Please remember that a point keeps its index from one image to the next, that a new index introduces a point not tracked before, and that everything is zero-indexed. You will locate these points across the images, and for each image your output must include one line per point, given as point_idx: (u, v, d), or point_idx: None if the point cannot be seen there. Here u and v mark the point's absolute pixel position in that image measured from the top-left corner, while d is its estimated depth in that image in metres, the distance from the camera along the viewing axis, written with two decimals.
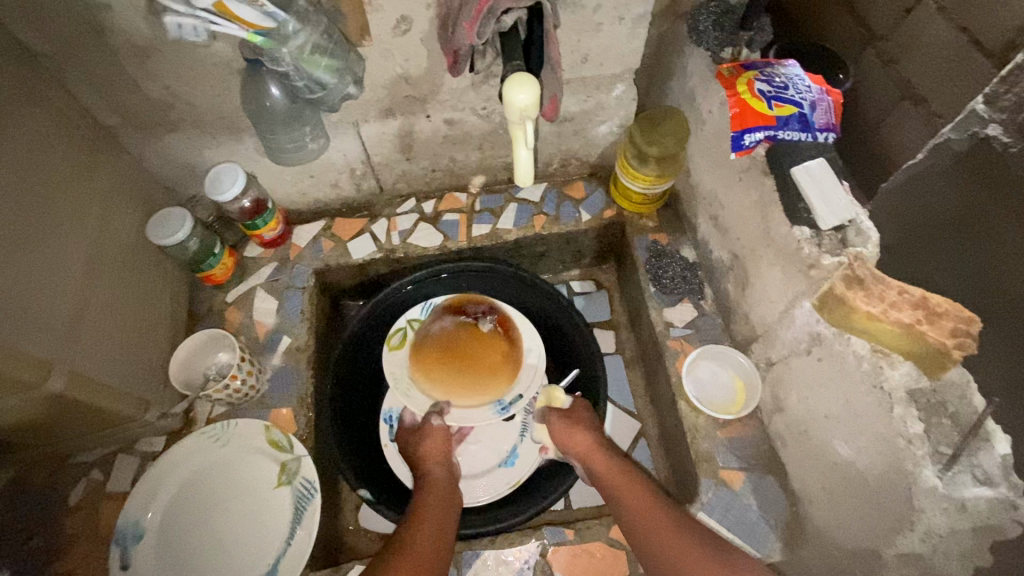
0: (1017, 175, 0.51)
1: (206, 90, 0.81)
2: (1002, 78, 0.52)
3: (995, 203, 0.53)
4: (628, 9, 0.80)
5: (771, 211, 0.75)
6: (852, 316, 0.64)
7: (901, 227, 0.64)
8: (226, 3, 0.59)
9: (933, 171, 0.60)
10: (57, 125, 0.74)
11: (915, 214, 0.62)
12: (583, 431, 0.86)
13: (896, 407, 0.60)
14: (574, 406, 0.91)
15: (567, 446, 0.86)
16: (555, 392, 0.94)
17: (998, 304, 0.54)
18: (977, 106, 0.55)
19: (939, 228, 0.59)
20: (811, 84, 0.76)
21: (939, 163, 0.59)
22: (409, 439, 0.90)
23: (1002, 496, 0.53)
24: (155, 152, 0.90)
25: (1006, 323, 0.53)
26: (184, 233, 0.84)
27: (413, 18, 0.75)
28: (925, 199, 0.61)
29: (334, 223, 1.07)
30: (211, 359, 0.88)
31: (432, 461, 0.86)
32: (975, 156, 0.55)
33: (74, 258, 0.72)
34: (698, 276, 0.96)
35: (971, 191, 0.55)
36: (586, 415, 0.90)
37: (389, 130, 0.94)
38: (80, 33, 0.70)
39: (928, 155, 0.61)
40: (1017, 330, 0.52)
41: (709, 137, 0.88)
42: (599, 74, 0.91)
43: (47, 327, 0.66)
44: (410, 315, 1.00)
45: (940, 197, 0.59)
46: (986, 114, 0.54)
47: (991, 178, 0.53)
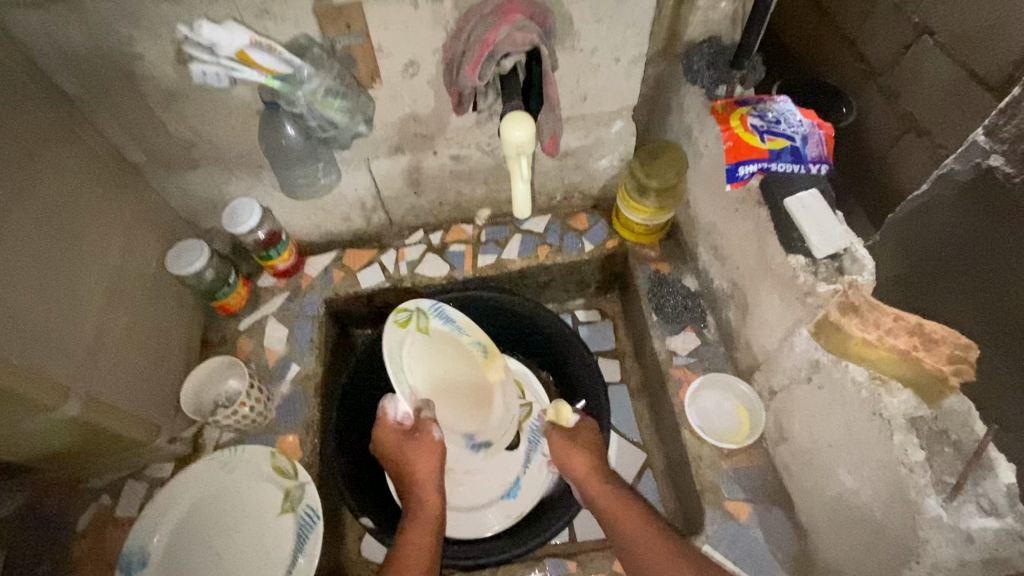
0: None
1: (226, 130, 0.86)
2: (1001, 109, 0.53)
3: (1004, 233, 0.53)
4: (624, 51, 0.85)
5: (767, 241, 0.77)
6: (847, 344, 0.64)
7: (904, 257, 0.64)
8: (249, 52, 0.65)
9: (939, 203, 0.60)
10: (88, 163, 0.79)
11: (922, 245, 0.62)
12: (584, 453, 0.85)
13: (896, 435, 0.60)
14: (578, 425, 0.90)
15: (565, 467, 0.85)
16: (563, 408, 0.93)
17: (1002, 336, 0.54)
18: (980, 137, 0.55)
19: (948, 258, 0.59)
20: (802, 118, 0.80)
21: (943, 194, 0.59)
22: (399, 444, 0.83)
23: (1009, 527, 0.52)
24: (177, 188, 0.95)
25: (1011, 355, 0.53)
26: (201, 263, 0.88)
27: (421, 62, 0.80)
28: (931, 229, 0.61)
29: (345, 254, 1.10)
30: (222, 386, 0.91)
31: (427, 477, 0.82)
32: (979, 187, 0.55)
33: (95, 287, 0.76)
34: (700, 306, 0.97)
35: (981, 219, 0.55)
36: (589, 436, 0.88)
37: (398, 165, 0.98)
38: (114, 80, 0.76)
39: (933, 186, 0.61)
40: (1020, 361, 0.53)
41: (706, 170, 0.90)
42: (599, 112, 0.95)
43: (66, 353, 0.69)
44: (423, 303, 0.94)
45: (946, 226, 0.59)
46: (987, 145, 0.54)
47: (999, 208, 0.53)
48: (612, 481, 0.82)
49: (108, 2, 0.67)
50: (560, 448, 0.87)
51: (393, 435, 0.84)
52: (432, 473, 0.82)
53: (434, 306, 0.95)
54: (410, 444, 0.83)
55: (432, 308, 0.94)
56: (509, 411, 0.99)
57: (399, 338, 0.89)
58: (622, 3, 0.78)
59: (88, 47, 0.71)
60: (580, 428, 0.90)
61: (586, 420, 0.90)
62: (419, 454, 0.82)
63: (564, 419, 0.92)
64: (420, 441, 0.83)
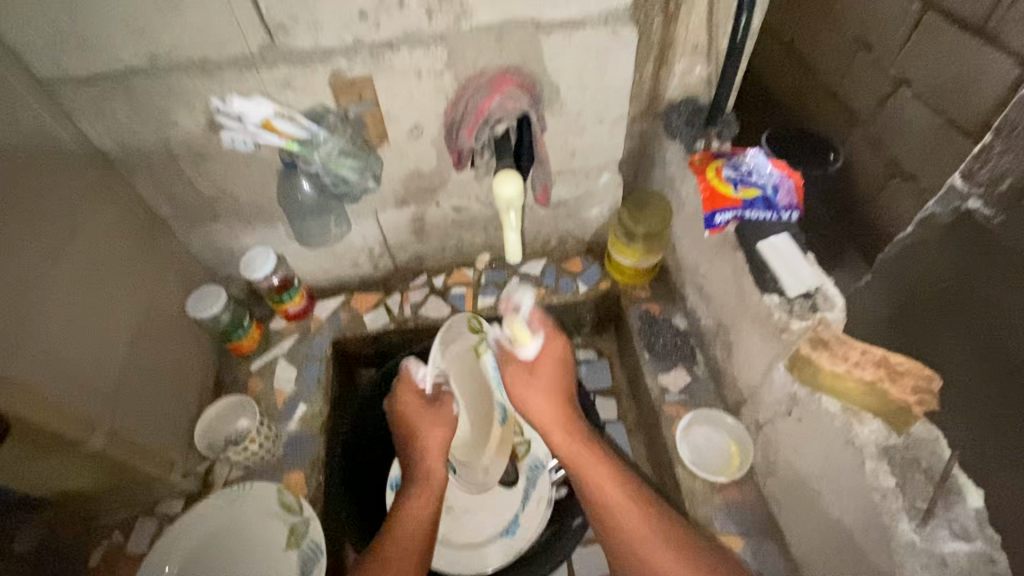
0: (1006, 246, 0.53)
1: (248, 187, 0.94)
2: (975, 155, 0.58)
3: (987, 271, 0.56)
4: (607, 113, 0.94)
5: (745, 281, 0.82)
6: (818, 375, 0.70)
7: (895, 298, 0.66)
8: (273, 121, 0.75)
9: (927, 242, 0.63)
10: (123, 217, 0.87)
11: (914, 282, 0.65)
12: (539, 395, 0.82)
13: (867, 462, 0.64)
14: (539, 356, 0.83)
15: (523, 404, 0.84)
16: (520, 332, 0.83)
17: (1003, 372, 0.54)
18: (957, 182, 0.60)
19: (937, 296, 0.61)
20: (772, 169, 0.87)
21: (930, 235, 0.63)
22: (411, 414, 0.85)
23: (979, 550, 0.55)
24: (200, 238, 1.02)
25: (1013, 391, 0.53)
26: (218, 307, 0.95)
27: (424, 125, 0.89)
28: (923, 267, 0.63)
29: (352, 297, 1.17)
30: (232, 425, 0.96)
31: (427, 444, 0.83)
32: (964, 227, 0.59)
33: (122, 331, 0.82)
34: (690, 344, 1.02)
35: (966, 258, 0.58)
36: (549, 370, 0.83)
37: (404, 216, 1.06)
38: (151, 145, 0.85)
39: (917, 228, 0.65)
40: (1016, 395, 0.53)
41: (688, 216, 0.97)
42: (587, 165, 1.04)
43: (93, 392, 0.75)
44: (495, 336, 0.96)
45: (936, 264, 0.62)
46: (964, 188, 0.59)
47: (982, 247, 0.56)
48: (579, 428, 0.81)
49: (152, 81, 0.76)
50: (520, 383, 0.83)
51: (411, 404, 0.86)
52: (436, 445, 0.83)
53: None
54: (427, 414, 0.85)
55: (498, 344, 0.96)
56: (489, 472, 0.99)
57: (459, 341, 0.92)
58: (603, 72, 0.87)
59: (130, 117, 0.81)
60: (541, 358, 0.83)
61: (548, 350, 0.84)
62: (429, 427, 0.84)
63: (522, 343, 0.83)
64: (433, 415, 0.85)
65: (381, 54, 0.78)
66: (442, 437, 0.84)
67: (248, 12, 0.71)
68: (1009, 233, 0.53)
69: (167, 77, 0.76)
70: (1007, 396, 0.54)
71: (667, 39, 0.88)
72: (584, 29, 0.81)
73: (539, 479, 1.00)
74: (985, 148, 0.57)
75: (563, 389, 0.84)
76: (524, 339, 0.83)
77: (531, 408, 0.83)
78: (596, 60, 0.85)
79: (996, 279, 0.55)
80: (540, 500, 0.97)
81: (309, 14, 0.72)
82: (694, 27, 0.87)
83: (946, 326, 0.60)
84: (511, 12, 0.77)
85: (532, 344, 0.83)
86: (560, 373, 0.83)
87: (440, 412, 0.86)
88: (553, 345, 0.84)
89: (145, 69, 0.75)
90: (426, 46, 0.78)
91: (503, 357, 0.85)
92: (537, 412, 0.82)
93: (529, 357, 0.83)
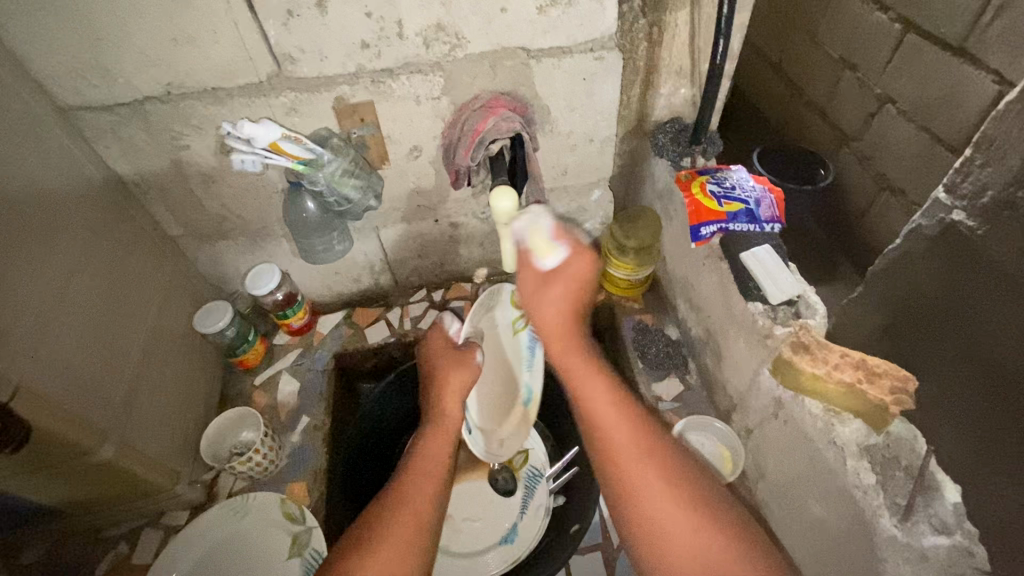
0: (990, 261, 0.52)
1: (254, 206, 0.99)
2: (956, 168, 0.54)
3: (974, 282, 0.54)
4: (596, 133, 0.99)
5: (730, 291, 0.86)
6: (801, 379, 0.72)
7: (888, 307, 0.66)
8: (280, 143, 0.78)
9: (917, 254, 0.61)
10: (135, 235, 0.91)
11: (908, 291, 0.63)
12: (553, 304, 0.76)
13: (848, 461, 0.66)
14: (561, 267, 0.74)
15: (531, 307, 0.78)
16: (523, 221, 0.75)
17: (991, 385, 0.55)
18: (941, 194, 0.57)
19: (941, 308, 0.59)
20: (754, 184, 0.92)
21: (916, 246, 0.60)
22: (440, 361, 0.89)
23: (958, 543, 0.58)
24: (208, 256, 1.07)
25: (1008, 405, 0.54)
26: (223, 322, 0.99)
27: (423, 146, 0.94)
28: (910, 278, 0.62)
29: (354, 312, 1.21)
30: (236, 437, 0.99)
31: (450, 384, 0.84)
32: (948, 240, 0.56)
33: (133, 345, 0.86)
34: (682, 353, 1.05)
35: (953, 269, 0.56)
36: (564, 288, 0.74)
37: (404, 233, 1.10)
38: (164, 167, 0.90)
39: (906, 238, 0.61)
40: (1008, 413, 0.54)
41: (676, 230, 1.01)
42: (579, 183, 1.09)
43: (106, 404, 0.77)
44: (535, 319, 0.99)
45: (923, 277, 0.60)
46: (949, 201, 0.56)
47: (966, 259, 0.54)
48: (585, 345, 0.77)
49: (166, 107, 0.81)
50: (533, 291, 0.76)
51: (440, 348, 0.91)
52: (460, 390, 0.84)
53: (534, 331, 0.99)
54: (455, 356, 0.88)
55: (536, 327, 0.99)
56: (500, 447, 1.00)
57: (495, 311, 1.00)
58: (591, 95, 0.93)
59: (145, 141, 0.85)
60: (559, 273, 0.74)
61: (570, 266, 0.74)
62: (455, 373, 0.85)
63: (541, 255, 0.75)
64: (461, 359, 0.88)
65: (382, 81, 0.83)
66: (466, 383, 0.85)
67: (258, 43, 0.76)
68: (998, 252, 0.51)
69: (181, 103, 0.81)
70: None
71: (652, 64, 0.93)
72: (573, 56, 0.86)
73: (538, 487, 1.03)
74: (968, 160, 0.52)
75: (578, 305, 0.76)
76: (545, 251, 0.75)
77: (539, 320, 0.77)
78: (584, 84, 0.90)
79: (1005, 304, 0.52)
80: (539, 508, 1.00)
81: (315, 45, 0.77)
82: (677, 52, 0.92)
83: (955, 337, 0.59)
84: (503, 41, 0.82)
85: (555, 258, 0.74)
86: (579, 291, 0.75)
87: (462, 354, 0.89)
88: (577, 262, 0.74)
89: (160, 96, 0.80)
90: (425, 73, 0.83)
91: (522, 259, 0.77)
92: (544, 320, 0.76)
93: (548, 270, 0.75)
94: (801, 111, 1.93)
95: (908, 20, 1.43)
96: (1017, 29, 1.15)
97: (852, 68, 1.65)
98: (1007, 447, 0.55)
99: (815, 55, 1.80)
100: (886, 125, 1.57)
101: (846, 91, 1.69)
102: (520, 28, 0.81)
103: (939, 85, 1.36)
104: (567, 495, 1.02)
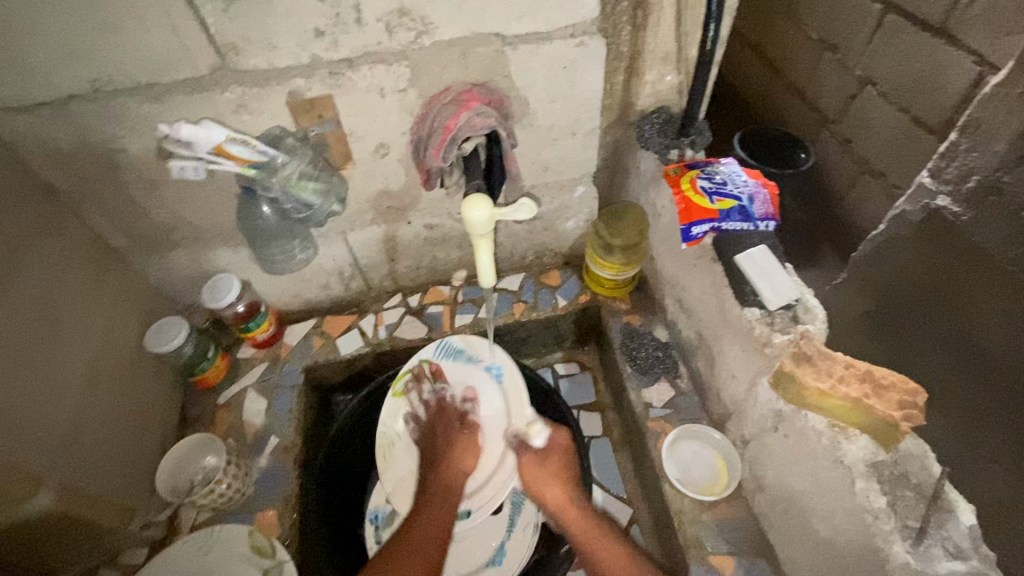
0: (971, 244, 0.77)
1: (206, 213, 0.90)
2: (943, 158, 0.86)
3: (960, 269, 0.79)
4: (579, 126, 0.92)
5: (724, 294, 0.81)
6: (805, 394, 0.68)
7: (879, 296, 0.91)
8: (226, 146, 0.69)
9: (910, 239, 0.89)
10: (70, 249, 0.81)
11: (887, 278, 0.92)
12: (554, 482, 0.83)
13: (858, 482, 0.61)
14: (548, 443, 0.87)
15: (534, 488, 0.84)
16: (491, 217, 0.64)
17: (1005, 360, 0.73)
18: (927, 180, 0.91)
19: (915, 295, 0.85)
20: (747, 179, 0.86)
21: (905, 232, 0.90)
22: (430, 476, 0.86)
23: (974, 569, 0.54)
24: (159, 267, 0.97)
25: (984, 369, 0.75)
26: (179, 339, 0.90)
27: (390, 144, 0.86)
28: (896, 266, 0.90)
29: (324, 321, 1.13)
30: (196, 465, 0.90)
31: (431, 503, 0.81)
32: (935, 223, 0.85)
33: (71, 376, 0.77)
34: (672, 356, 1.00)
35: (941, 259, 0.82)
36: (561, 460, 0.85)
37: (374, 237, 1.02)
38: (97, 172, 0.80)
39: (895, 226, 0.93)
40: (990, 374, 0.75)
41: (664, 228, 0.96)
42: (561, 179, 1.02)
43: (36, 446, 0.69)
44: (422, 353, 0.98)
45: (908, 264, 0.88)
46: (932, 188, 0.88)
47: (950, 242, 0.81)
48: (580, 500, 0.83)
49: (93, 106, 0.72)
50: (534, 472, 0.84)
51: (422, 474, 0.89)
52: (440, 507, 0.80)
53: (442, 349, 0.99)
54: (447, 471, 0.85)
55: (436, 349, 0.99)
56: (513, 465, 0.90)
57: (399, 400, 0.97)
58: (572, 85, 0.85)
59: (73, 144, 0.75)
60: (550, 448, 0.87)
61: (557, 439, 0.88)
62: (437, 492, 0.83)
63: (534, 436, 0.87)
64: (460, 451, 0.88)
65: (340, 72, 0.75)
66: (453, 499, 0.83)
67: (195, 33, 0.67)
68: (984, 236, 0.75)
69: (111, 102, 0.71)
70: (991, 387, 0.74)
71: (635, 49, 0.86)
72: (552, 43, 0.79)
73: (524, 503, 0.97)
74: (953, 147, 0.83)
75: (571, 476, 0.85)
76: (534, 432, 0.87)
77: (547, 502, 0.83)
78: (565, 73, 0.83)
79: (985, 284, 0.76)
80: (528, 526, 0.95)
81: (262, 33, 0.68)
82: (662, 37, 0.85)
83: (919, 326, 0.84)
84: (475, 27, 0.74)
85: (541, 436, 0.87)
86: (569, 467, 0.85)
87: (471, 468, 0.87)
88: (560, 434, 0.88)
89: (86, 94, 0.70)
90: (389, 64, 0.75)
91: (516, 450, 0.88)
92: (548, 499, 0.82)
93: (541, 445, 0.87)
94: (781, 96, 1.89)
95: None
96: (999, 9, 1.12)
97: (832, 50, 1.61)
98: (990, 404, 0.74)
99: (794, 38, 1.75)
100: (867, 108, 1.53)
101: (826, 73, 1.65)
102: (493, 12, 0.73)
103: (919, 66, 1.33)
104: None
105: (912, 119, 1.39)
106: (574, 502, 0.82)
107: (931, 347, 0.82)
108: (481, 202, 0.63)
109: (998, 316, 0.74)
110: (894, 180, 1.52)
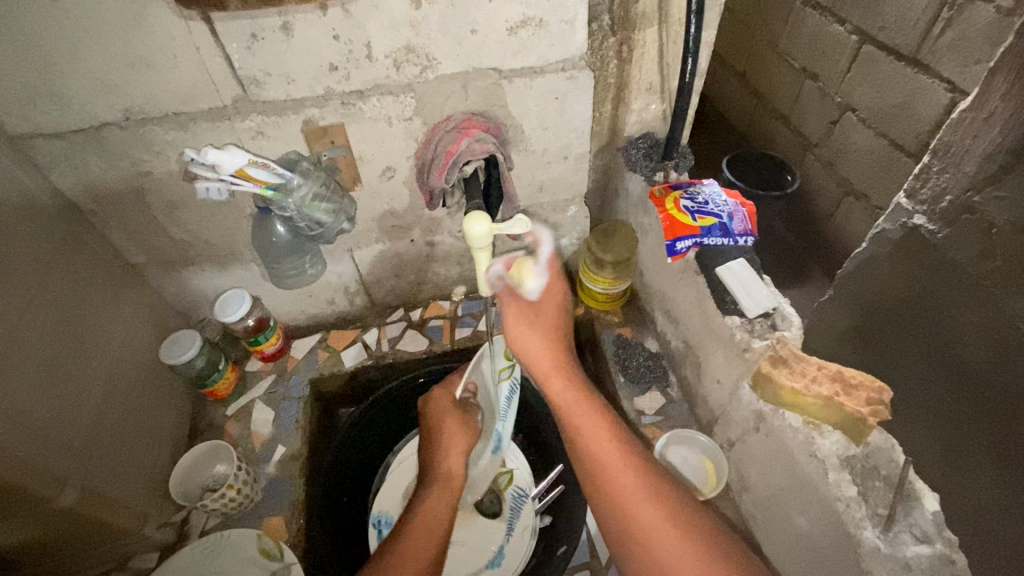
0: (949, 259, 0.56)
1: (221, 231, 0.95)
2: (916, 175, 0.59)
3: (938, 288, 0.59)
4: (571, 150, 1.00)
5: (706, 304, 0.87)
6: (781, 393, 0.74)
7: (856, 309, 0.72)
8: (248, 169, 0.76)
9: (879, 258, 0.66)
10: (96, 266, 0.87)
11: (870, 295, 0.69)
12: (536, 336, 0.79)
13: (831, 474, 0.66)
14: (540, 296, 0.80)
15: (516, 336, 0.79)
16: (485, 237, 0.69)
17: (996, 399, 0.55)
18: (903, 200, 0.62)
19: (895, 311, 0.66)
20: (727, 199, 0.94)
21: (879, 251, 0.66)
22: (442, 416, 0.91)
23: (939, 552, 0.60)
24: (174, 283, 1.02)
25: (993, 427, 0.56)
26: (192, 351, 0.95)
27: (396, 167, 0.93)
28: (878, 283, 0.67)
29: (329, 335, 1.18)
30: (209, 471, 0.94)
31: (432, 495, 0.82)
32: (911, 242, 0.61)
33: (95, 383, 0.81)
34: (662, 366, 1.05)
35: (913, 272, 0.61)
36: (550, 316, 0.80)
37: (378, 254, 1.08)
38: (123, 193, 0.85)
39: (871, 243, 0.67)
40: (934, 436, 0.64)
41: (652, 244, 1.02)
42: (555, 200, 1.09)
43: (64, 447, 0.73)
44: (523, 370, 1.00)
45: (889, 281, 0.65)
46: (909, 206, 0.61)
47: (926, 261, 0.59)
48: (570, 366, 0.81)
49: (124, 133, 0.78)
50: (521, 327, 0.79)
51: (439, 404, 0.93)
52: (443, 496, 0.83)
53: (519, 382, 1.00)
54: (455, 414, 0.92)
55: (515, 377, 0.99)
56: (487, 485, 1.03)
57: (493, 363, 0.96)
58: (564, 114, 0.93)
59: (103, 168, 0.81)
60: (545, 301, 0.81)
61: (549, 291, 0.81)
62: (451, 434, 0.89)
63: (525, 283, 0.79)
64: (461, 422, 0.91)
65: (352, 103, 0.82)
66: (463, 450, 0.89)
67: (222, 68, 0.74)
68: (955, 251, 0.55)
69: (141, 129, 0.78)
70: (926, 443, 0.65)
71: (622, 80, 0.94)
72: (545, 75, 0.86)
73: (523, 508, 1.01)
74: (925, 167, 0.57)
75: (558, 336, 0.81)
76: (528, 277, 0.79)
77: (526, 353, 0.79)
78: (556, 103, 0.90)
79: (955, 296, 0.57)
80: (525, 529, 0.99)
81: (280, 68, 0.75)
82: (646, 69, 0.93)
83: (909, 334, 0.64)
84: (474, 62, 0.81)
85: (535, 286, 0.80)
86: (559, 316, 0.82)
87: (467, 423, 0.91)
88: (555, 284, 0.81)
89: (118, 122, 0.77)
90: (396, 95, 0.82)
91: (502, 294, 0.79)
92: (534, 356, 0.79)
93: (531, 297, 0.80)
94: (766, 121, 1.98)
95: (863, 31, 1.48)
96: (966, 40, 1.21)
97: (813, 78, 1.70)
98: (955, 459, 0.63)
99: (776, 69, 1.86)
100: (848, 132, 1.62)
101: (809, 100, 1.74)
102: (492, 48, 0.81)
103: (895, 93, 1.42)
104: (553, 514, 1.03)
105: (891, 141, 1.47)
106: (567, 368, 0.80)
107: (933, 380, 0.62)
108: (475, 217, 0.68)
109: (977, 335, 0.56)
110: (875, 203, 1.60)
